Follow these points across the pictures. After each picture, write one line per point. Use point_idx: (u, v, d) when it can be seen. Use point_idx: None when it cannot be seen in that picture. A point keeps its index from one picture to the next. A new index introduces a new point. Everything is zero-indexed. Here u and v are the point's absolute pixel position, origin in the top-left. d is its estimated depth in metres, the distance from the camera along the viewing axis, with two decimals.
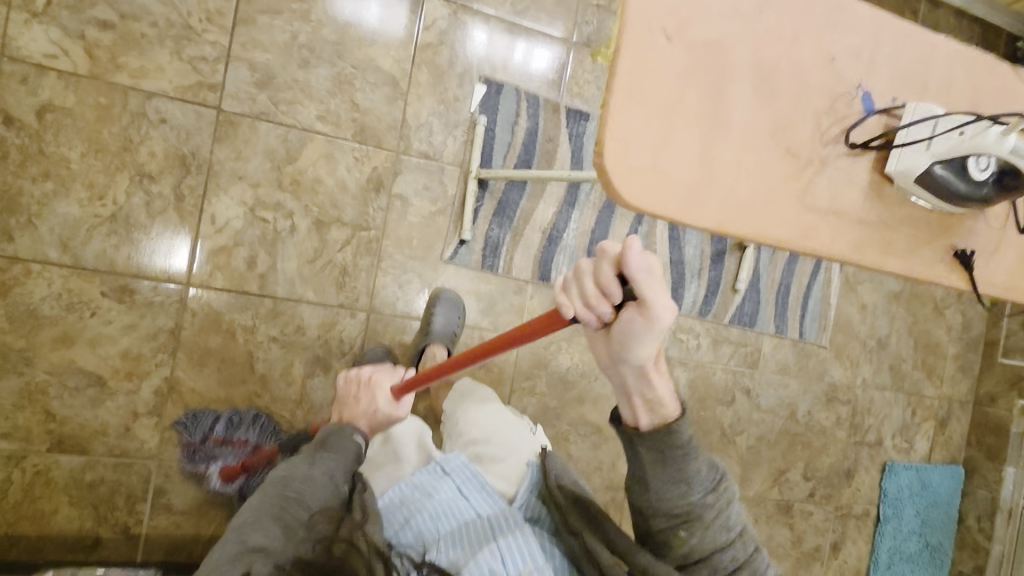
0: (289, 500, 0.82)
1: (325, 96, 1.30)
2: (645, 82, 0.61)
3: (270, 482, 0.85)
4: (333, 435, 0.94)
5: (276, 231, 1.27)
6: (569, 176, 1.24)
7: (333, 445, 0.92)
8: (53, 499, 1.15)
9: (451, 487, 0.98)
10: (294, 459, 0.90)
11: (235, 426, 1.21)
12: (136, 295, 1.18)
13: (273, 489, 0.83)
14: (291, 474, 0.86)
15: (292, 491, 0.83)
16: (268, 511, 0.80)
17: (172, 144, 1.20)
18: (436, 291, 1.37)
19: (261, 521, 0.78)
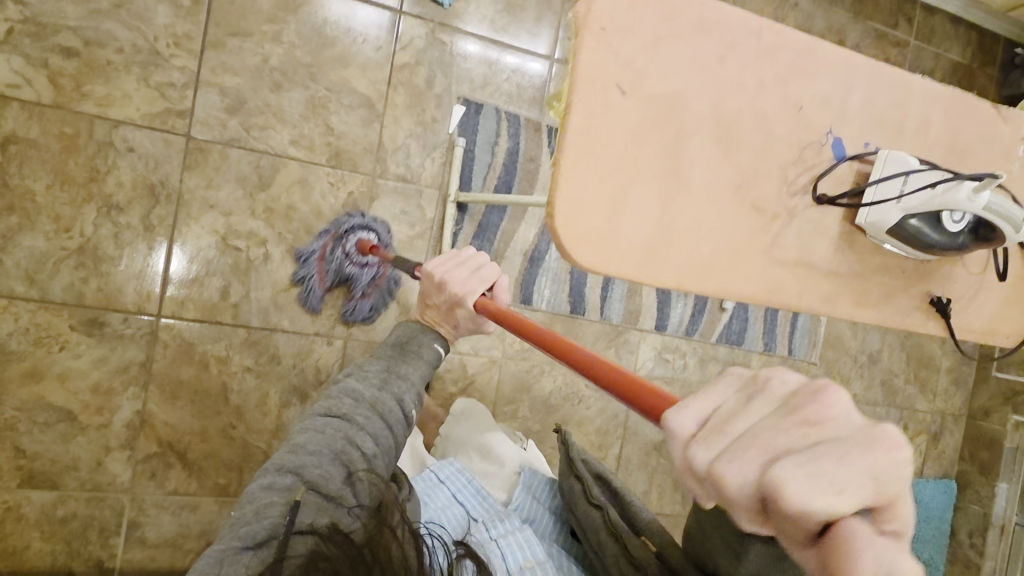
0: (355, 419, 0.75)
1: (298, 120, 1.27)
2: (599, 139, 0.57)
3: (338, 386, 0.81)
4: (410, 340, 0.90)
5: (249, 259, 1.25)
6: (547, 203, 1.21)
7: (412, 351, 0.89)
8: (25, 535, 1.14)
9: (446, 494, 0.95)
10: (365, 368, 0.84)
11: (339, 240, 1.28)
12: (106, 328, 1.16)
13: (342, 401, 0.78)
14: (360, 385, 0.81)
15: (358, 409, 0.77)
16: (335, 425, 0.74)
17: (140, 173, 1.17)
18: None
19: (327, 430, 0.73)
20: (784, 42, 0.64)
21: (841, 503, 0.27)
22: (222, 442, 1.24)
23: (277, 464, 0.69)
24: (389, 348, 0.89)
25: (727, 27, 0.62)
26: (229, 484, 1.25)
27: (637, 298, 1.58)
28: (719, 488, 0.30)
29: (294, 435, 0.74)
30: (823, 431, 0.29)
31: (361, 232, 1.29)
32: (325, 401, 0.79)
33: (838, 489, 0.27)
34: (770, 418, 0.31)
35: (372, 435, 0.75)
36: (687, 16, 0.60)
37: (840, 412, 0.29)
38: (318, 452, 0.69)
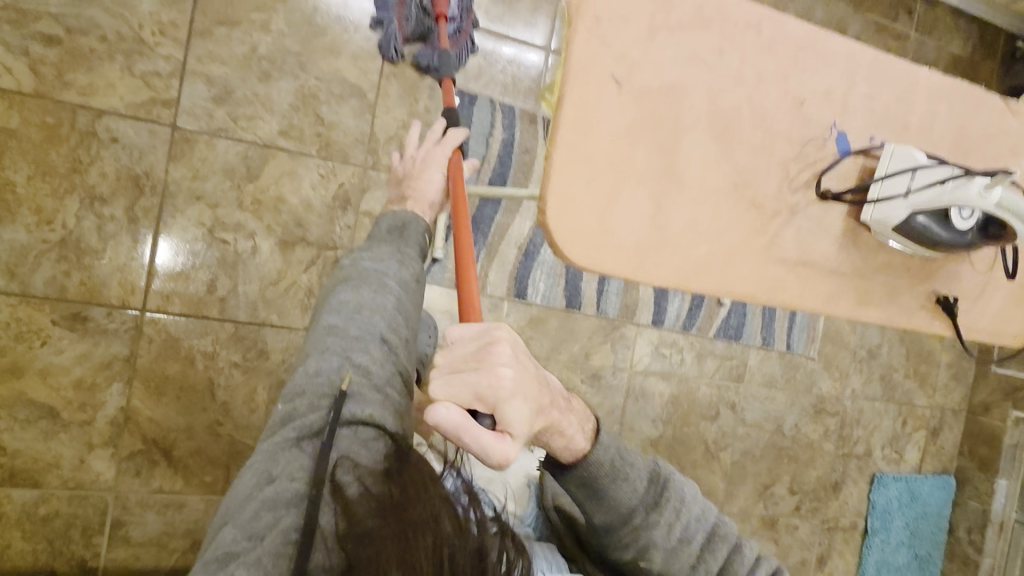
0: (385, 306, 0.78)
1: (288, 111, 1.24)
2: (593, 130, 0.53)
3: (354, 261, 0.84)
4: (407, 226, 0.92)
5: (237, 252, 1.22)
6: None
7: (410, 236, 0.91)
8: (6, 533, 1.11)
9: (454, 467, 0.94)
10: (380, 250, 0.87)
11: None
12: (89, 322, 1.14)
13: (370, 281, 0.80)
14: (382, 270, 0.82)
15: (385, 297, 0.79)
16: (366, 310, 0.76)
17: (124, 164, 1.15)
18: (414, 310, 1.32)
19: (364, 315, 0.75)
20: (784, 32, 0.60)
21: (453, 392, 0.53)
22: (209, 439, 1.22)
23: (321, 355, 0.71)
24: (386, 227, 0.91)
25: (726, 17, 0.58)
26: (216, 482, 1.22)
27: (633, 292, 1.57)
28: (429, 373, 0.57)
29: (328, 307, 0.76)
30: (476, 369, 0.54)
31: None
32: (349, 280, 0.81)
33: (452, 385, 0.54)
34: (466, 351, 0.56)
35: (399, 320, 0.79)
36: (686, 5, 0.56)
37: (491, 354, 0.55)
38: (356, 345, 0.72)
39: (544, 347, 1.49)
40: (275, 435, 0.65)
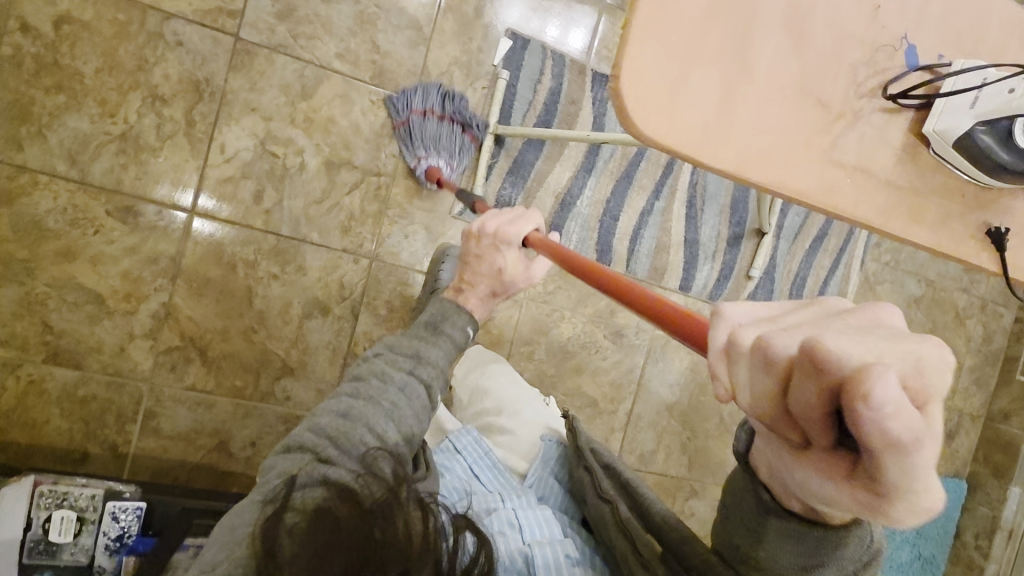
0: (381, 408, 0.79)
1: (346, 34, 1.27)
2: (675, 7, 0.57)
3: (371, 366, 0.83)
4: (443, 318, 0.89)
5: (285, 167, 1.25)
6: (589, 137, 1.24)
7: (442, 330, 0.88)
8: (45, 410, 1.17)
9: (464, 466, 0.92)
10: (403, 346, 0.86)
11: (416, 146, 1.29)
12: (140, 217, 1.18)
13: (374, 385, 0.81)
14: (379, 369, 0.83)
15: (383, 398, 0.79)
16: (360, 412, 0.77)
17: (187, 69, 1.18)
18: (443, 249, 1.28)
19: (353, 417, 0.77)
20: None
21: (871, 356, 0.33)
22: (243, 344, 1.26)
23: (304, 446, 0.75)
24: (422, 327, 0.88)
25: None
26: (246, 387, 1.26)
27: (664, 255, 1.52)
28: (768, 351, 0.36)
29: (326, 404, 0.79)
30: (870, 325, 0.37)
31: (426, 159, 1.30)
32: (358, 382, 0.82)
33: (865, 347, 0.33)
34: (794, 316, 0.39)
35: (393, 422, 0.78)
36: None
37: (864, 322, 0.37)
38: (337, 439, 0.74)
39: (571, 298, 1.51)
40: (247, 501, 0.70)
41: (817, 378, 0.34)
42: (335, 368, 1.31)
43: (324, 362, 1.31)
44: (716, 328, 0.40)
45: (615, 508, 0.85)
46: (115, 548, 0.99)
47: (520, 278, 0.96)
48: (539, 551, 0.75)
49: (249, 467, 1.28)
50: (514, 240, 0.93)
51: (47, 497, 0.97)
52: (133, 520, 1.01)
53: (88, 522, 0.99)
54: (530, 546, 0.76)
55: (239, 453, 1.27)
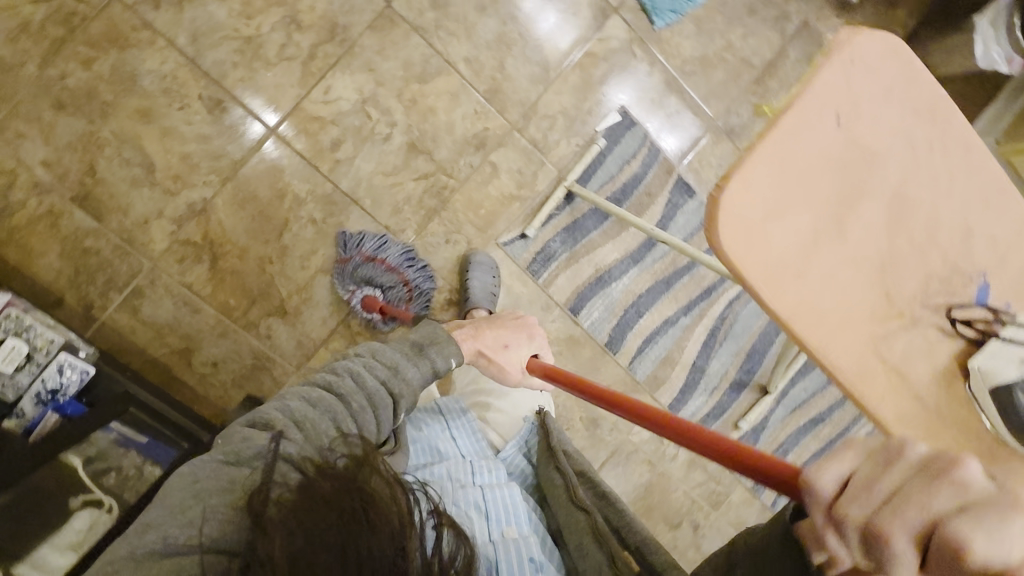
0: (349, 408, 0.68)
1: (481, 45, 1.34)
2: (798, 147, 0.60)
3: (350, 366, 0.72)
4: (429, 342, 0.77)
5: (372, 131, 1.29)
6: (650, 231, 1.27)
7: (426, 354, 0.76)
8: (47, 243, 1.16)
9: (441, 427, 0.90)
10: (386, 357, 0.74)
11: (356, 281, 1.26)
12: (225, 114, 1.21)
13: (345, 382, 0.70)
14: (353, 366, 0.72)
15: (357, 398, 0.69)
16: (330, 407, 0.67)
17: (332, 10, 1.25)
18: (467, 255, 1.33)
19: (316, 409, 0.67)
20: (983, 170, 0.69)
21: (940, 507, 0.40)
22: (253, 268, 1.25)
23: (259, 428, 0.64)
24: (407, 344, 0.77)
25: (949, 126, 0.67)
26: (235, 309, 1.25)
27: (668, 369, 1.48)
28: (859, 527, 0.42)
29: (290, 397, 0.68)
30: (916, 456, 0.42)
31: (366, 287, 1.27)
32: (331, 375, 0.71)
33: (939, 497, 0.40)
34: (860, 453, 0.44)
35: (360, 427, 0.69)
36: (921, 101, 0.66)
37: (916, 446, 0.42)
38: (303, 426, 0.65)
39: None
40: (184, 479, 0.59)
41: (928, 540, 0.40)
42: (324, 330, 1.28)
43: (317, 320, 1.28)
44: (814, 496, 0.44)
45: (591, 518, 0.79)
46: (44, 400, 0.94)
47: (511, 373, 0.89)
48: (501, 556, 0.74)
49: (199, 385, 1.24)
50: (533, 344, 0.92)
51: (14, 321, 0.95)
52: (75, 381, 0.97)
53: (34, 363, 0.95)
54: (497, 542, 0.75)
55: (199, 367, 1.24)
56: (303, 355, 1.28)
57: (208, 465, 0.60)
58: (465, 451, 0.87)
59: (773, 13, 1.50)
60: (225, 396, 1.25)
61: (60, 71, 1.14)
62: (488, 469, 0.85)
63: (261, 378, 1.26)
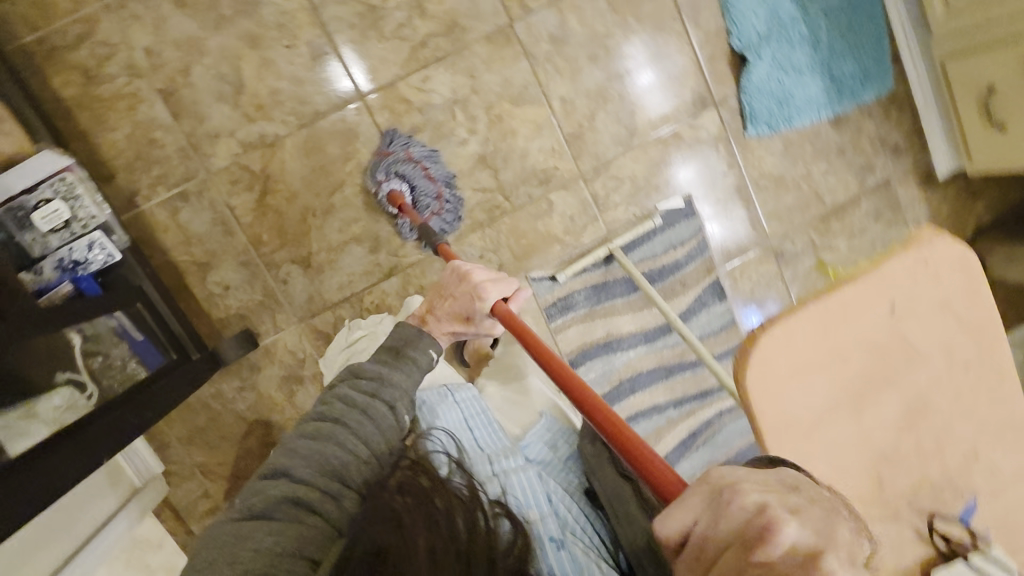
0: (346, 427, 0.69)
1: (581, 89, 1.36)
2: (845, 319, 0.62)
3: (332, 395, 0.74)
4: (406, 343, 0.80)
5: (452, 131, 1.32)
6: (671, 318, 1.28)
7: (403, 360, 0.79)
8: (120, 123, 1.20)
9: (457, 415, 0.85)
10: (364, 374, 0.76)
11: (390, 180, 1.26)
12: (325, 66, 1.25)
13: (336, 406, 0.72)
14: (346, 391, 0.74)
15: (351, 415, 0.70)
16: (331, 430, 0.68)
17: (457, 9, 1.28)
18: None
19: (314, 439, 0.67)
20: (1009, 399, 0.71)
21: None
22: (295, 215, 1.28)
23: (268, 480, 0.63)
24: (384, 351, 0.80)
25: (990, 349, 0.69)
26: (265, 245, 1.27)
27: None
28: None
29: (288, 442, 0.69)
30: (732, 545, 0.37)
31: (395, 180, 1.26)
32: (323, 410, 0.72)
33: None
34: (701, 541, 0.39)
35: (359, 438, 0.69)
36: (974, 315, 0.67)
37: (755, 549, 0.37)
38: (308, 458, 0.65)
39: None
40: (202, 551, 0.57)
41: None
42: (337, 295, 1.31)
43: (335, 283, 1.31)
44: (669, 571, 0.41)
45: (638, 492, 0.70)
46: (65, 268, 0.96)
47: (478, 318, 0.85)
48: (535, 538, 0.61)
49: (205, 301, 1.27)
50: (488, 298, 0.84)
51: (64, 185, 0.95)
52: (99, 261, 0.98)
53: (68, 231, 0.96)
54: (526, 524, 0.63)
55: (211, 285, 1.27)
56: (309, 310, 1.31)
57: (224, 529, 0.58)
58: (482, 441, 0.81)
59: (860, 161, 1.52)
60: (224, 321, 1.28)
61: None
62: (504, 455, 0.77)
63: (263, 316, 1.29)
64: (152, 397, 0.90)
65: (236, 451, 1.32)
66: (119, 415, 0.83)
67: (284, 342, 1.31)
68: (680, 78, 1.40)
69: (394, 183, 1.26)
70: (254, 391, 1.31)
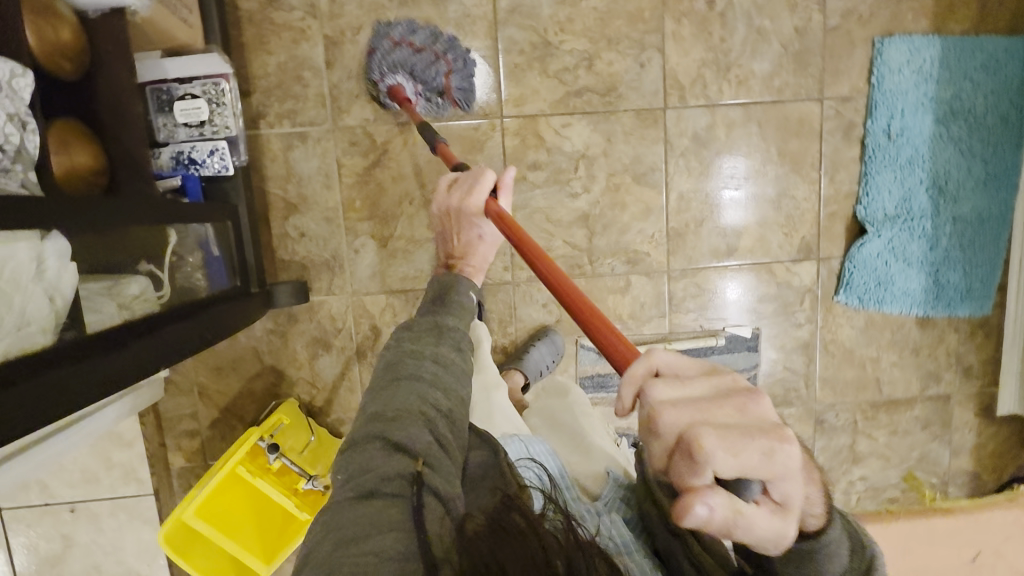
0: (423, 394, 0.69)
1: (702, 194, 1.36)
2: None
3: (398, 343, 0.77)
4: (445, 292, 0.88)
5: (568, 181, 1.32)
6: None
7: (452, 307, 0.85)
8: (277, 48, 1.22)
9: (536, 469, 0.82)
10: (418, 326, 0.79)
11: (387, 73, 1.20)
12: (482, 76, 1.27)
13: (414, 371, 0.72)
14: (419, 349, 0.75)
15: (411, 368, 0.72)
16: (401, 391, 0.69)
17: (622, 77, 1.30)
18: (546, 328, 1.37)
19: (398, 397, 0.68)
20: None
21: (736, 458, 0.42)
22: (394, 196, 1.28)
23: (359, 449, 0.64)
24: (429, 307, 0.85)
25: None
26: (353, 211, 1.28)
27: None
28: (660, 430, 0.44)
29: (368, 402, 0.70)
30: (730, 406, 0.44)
31: (392, 73, 1.20)
32: (391, 361, 0.73)
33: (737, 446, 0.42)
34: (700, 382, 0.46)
35: (437, 399, 0.70)
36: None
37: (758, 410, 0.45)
38: (400, 423, 0.65)
39: None
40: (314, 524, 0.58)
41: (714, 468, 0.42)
42: (398, 285, 1.31)
43: (400, 273, 1.30)
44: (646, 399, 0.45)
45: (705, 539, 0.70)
46: (180, 163, 0.97)
47: (476, 221, 0.92)
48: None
49: (277, 238, 1.28)
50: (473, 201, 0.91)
51: (215, 89, 0.96)
52: (212, 169, 0.99)
53: (199, 131, 0.97)
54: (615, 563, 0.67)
55: (289, 226, 1.28)
56: (366, 288, 1.30)
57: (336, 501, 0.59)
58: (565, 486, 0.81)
59: (929, 367, 1.50)
60: (286, 263, 1.28)
61: None
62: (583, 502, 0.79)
63: (323, 275, 1.29)
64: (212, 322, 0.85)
65: (239, 388, 1.30)
66: (190, 327, 0.79)
67: (329, 306, 1.30)
68: (796, 221, 1.40)
69: (392, 76, 1.20)
70: (281, 339, 1.30)
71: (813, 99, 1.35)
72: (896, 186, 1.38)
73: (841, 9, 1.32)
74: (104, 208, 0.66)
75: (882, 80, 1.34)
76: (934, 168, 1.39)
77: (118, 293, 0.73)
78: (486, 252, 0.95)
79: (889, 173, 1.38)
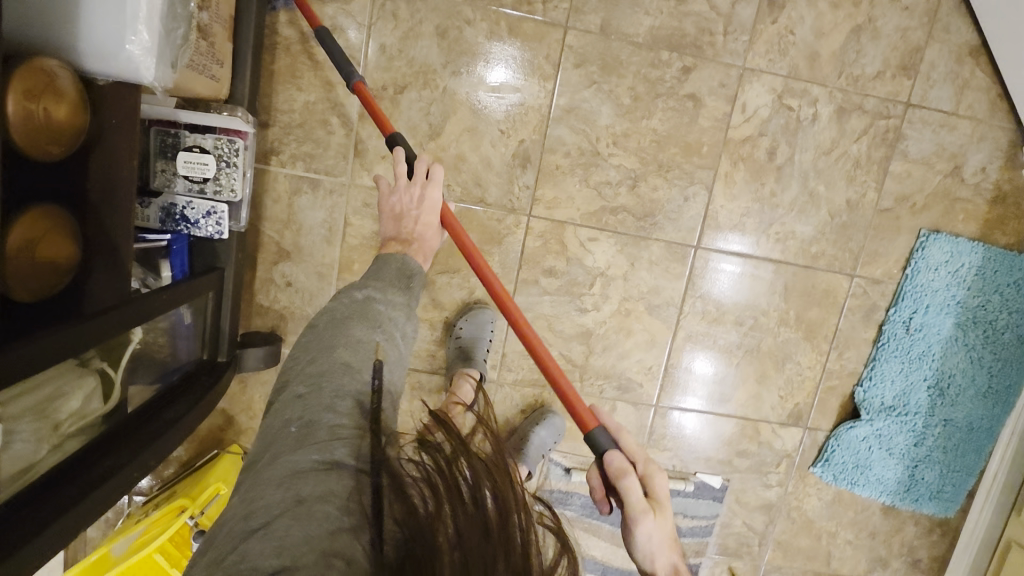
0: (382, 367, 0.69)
1: (709, 340, 1.31)
2: None
3: (362, 298, 0.77)
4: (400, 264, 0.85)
5: (580, 295, 1.26)
6: None
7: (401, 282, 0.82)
8: (310, 86, 1.12)
9: None
10: (392, 293, 0.80)
11: None
12: (520, 169, 1.19)
13: (383, 348, 0.72)
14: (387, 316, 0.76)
15: (376, 337, 0.72)
16: (369, 358, 0.69)
17: (663, 205, 1.23)
18: (543, 408, 1.29)
19: (366, 360, 0.69)
20: None
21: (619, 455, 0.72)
22: None
23: (313, 401, 0.63)
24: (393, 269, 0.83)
25: None
26: (350, 273, 1.19)
27: None
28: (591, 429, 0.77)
29: (327, 349, 0.68)
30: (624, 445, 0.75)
31: None
32: (359, 318, 0.73)
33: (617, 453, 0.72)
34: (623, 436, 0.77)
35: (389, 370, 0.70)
36: None
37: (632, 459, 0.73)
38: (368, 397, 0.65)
39: None
40: (260, 478, 0.55)
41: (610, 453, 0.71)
42: None
43: None
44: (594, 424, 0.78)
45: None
46: (170, 218, 0.87)
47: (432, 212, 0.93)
48: None
49: (263, 282, 1.18)
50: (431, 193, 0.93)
51: (229, 147, 0.86)
52: (205, 231, 0.89)
53: (200, 187, 0.86)
54: None
55: (276, 273, 1.18)
56: None
57: (295, 473, 0.55)
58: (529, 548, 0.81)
59: (881, 552, 1.49)
60: (263, 309, 1.19)
61: (471, 15, 1.12)
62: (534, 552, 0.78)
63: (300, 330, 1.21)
64: (161, 436, 0.78)
65: None
66: (140, 443, 0.75)
67: None
68: (790, 388, 1.36)
69: None
70: (238, 385, 1.21)
71: (844, 273, 1.30)
72: (899, 378, 1.35)
73: (897, 193, 1.27)
74: (72, 338, 0.60)
75: (917, 273, 1.30)
76: (943, 369, 1.35)
77: (54, 411, 0.66)
78: (433, 239, 0.93)
79: (896, 363, 1.34)
